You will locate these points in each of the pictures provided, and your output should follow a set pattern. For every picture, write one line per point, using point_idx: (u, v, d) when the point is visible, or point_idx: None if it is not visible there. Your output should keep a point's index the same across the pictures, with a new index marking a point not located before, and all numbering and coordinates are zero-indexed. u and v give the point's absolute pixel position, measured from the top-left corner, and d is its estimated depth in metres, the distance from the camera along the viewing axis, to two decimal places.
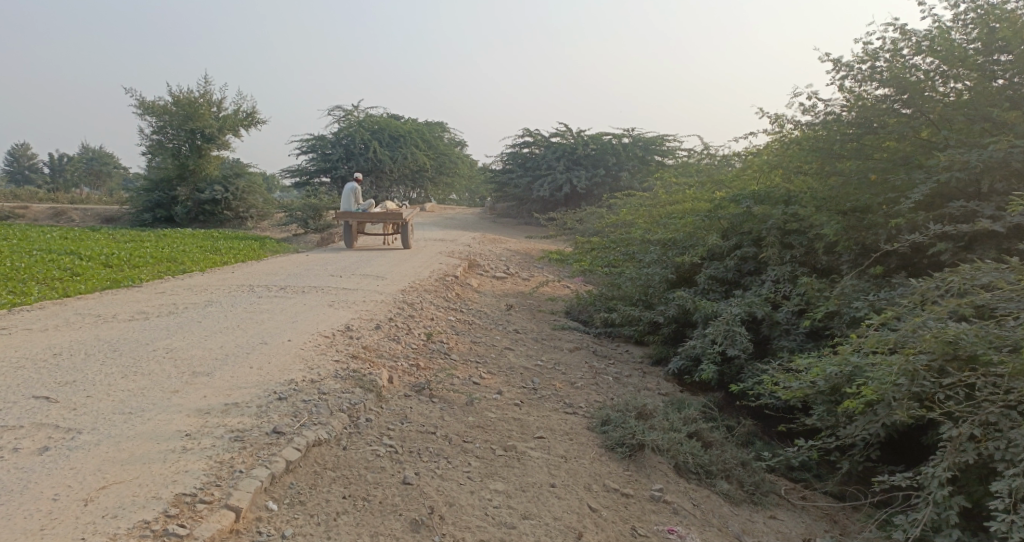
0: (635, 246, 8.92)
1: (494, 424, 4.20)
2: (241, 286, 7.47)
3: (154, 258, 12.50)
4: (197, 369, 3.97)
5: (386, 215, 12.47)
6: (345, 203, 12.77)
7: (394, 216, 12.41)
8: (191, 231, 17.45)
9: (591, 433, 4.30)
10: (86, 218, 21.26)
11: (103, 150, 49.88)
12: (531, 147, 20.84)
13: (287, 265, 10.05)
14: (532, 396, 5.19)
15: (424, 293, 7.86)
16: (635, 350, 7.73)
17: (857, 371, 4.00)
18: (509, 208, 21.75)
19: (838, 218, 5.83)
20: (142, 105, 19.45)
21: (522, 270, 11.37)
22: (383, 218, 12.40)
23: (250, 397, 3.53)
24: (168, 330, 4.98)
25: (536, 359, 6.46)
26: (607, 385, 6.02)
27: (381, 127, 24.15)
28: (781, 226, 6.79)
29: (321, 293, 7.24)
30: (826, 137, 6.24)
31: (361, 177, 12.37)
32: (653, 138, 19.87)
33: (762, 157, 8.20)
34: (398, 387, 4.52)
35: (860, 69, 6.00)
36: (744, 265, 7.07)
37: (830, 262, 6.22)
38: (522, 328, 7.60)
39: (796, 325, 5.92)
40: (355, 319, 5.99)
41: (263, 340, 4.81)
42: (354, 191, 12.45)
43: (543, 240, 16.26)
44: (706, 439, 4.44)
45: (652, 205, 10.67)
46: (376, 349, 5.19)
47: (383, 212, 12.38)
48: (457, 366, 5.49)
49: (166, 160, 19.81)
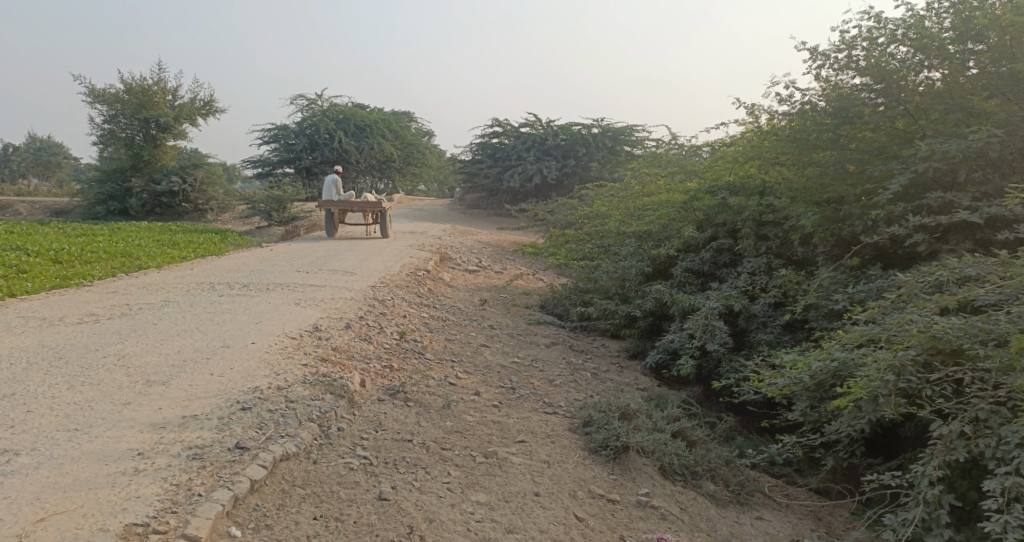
0: (610, 239, 8.78)
1: (472, 429, 4.01)
2: (201, 284, 7.14)
3: (109, 254, 11.99)
4: (153, 378, 3.69)
5: (366, 205, 12.64)
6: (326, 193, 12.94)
7: (373, 206, 12.51)
8: (148, 225, 16.84)
9: (573, 435, 4.14)
10: (36, 212, 20.40)
11: (56, 141, 48.11)
12: (500, 137, 20.58)
13: (250, 261, 9.69)
14: (510, 396, 5.01)
15: (394, 289, 7.61)
16: (612, 344, 7.60)
17: (842, 366, 3.87)
18: (478, 199, 21.48)
19: (816, 209, 5.75)
20: (93, 94, 18.69)
21: (494, 263, 11.16)
22: (362, 207, 12.58)
23: (211, 408, 3.28)
24: (121, 334, 4.68)
25: (512, 356, 6.28)
26: (585, 382, 5.87)
27: (346, 117, 23.65)
28: (757, 218, 6.70)
29: (286, 291, 6.95)
30: (802, 127, 6.14)
31: (342, 169, 12.48)
32: (623, 128, 19.76)
33: (736, 148, 8.10)
34: (371, 391, 4.30)
35: (836, 58, 5.90)
36: (720, 257, 6.96)
37: (808, 254, 6.14)
38: (497, 324, 7.41)
39: (773, 318, 5.82)
40: (322, 318, 5.73)
41: (225, 344, 4.54)
42: (337, 183, 12.58)
43: (514, 232, 16.05)
44: (690, 438, 4.31)
45: (626, 197, 10.53)
46: (346, 350, 4.94)
47: (363, 202, 12.48)
48: (431, 366, 5.28)
49: (121, 151, 19.08)
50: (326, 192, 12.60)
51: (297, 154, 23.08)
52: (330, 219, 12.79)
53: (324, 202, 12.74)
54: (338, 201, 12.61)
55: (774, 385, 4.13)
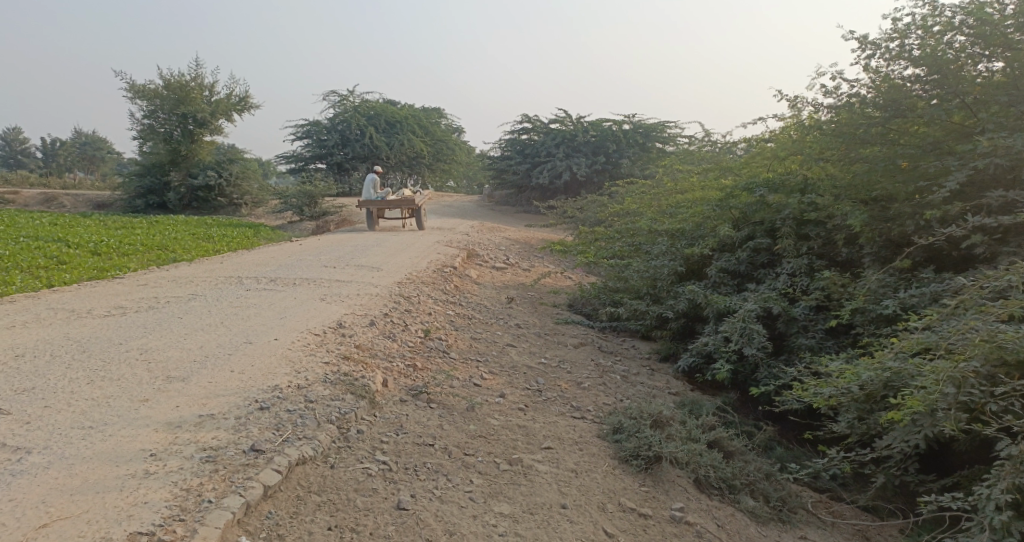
0: (641, 237, 8.57)
1: (498, 434, 3.87)
2: (228, 278, 7.11)
3: (145, 246, 12.13)
4: (172, 374, 3.61)
5: (403, 202, 13.09)
6: (366, 191, 13.44)
7: (410, 204, 12.93)
8: (184, 218, 17.07)
9: (602, 443, 3.98)
10: (77, 204, 20.85)
11: (96, 135, 49.16)
12: (530, 134, 20.41)
13: (279, 255, 9.67)
14: (537, 399, 4.86)
15: (421, 286, 7.51)
16: (643, 346, 7.41)
17: (896, 376, 3.67)
18: (507, 196, 21.38)
19: (863, 208, 5.57)
20: (133, 89, 18.99)
21: (522, 260, 11.02)
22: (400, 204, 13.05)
23: (228, 408, 3.18)
24: (145, 328, 4.63)
25: (539, 357, 6.12)
26: (614, 385, 5.70)
27: (377, 113, 23.70)
28: (797, 217, 6.44)
29: (312, 286, 6.88)
30: (849, 121, 5.88)
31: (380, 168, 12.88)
32: (654, 125, 19.42)
33: (774, 144, 7.82)
34: (393, 391, 4.18)
35: (887, 47, 5.62)
36: (757, 257, 6.72)
37: (852, 256, 5.88)
38: (524, 323, 7.27)
39: (815, 322, 5.60)
40: (347, 315, 5.63)
41: (247, 339, 4.45)
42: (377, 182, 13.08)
43: (542, 229, 15.89)
44: (726, 449, 4.12)
45: (658, 194, 10.30)
46: (370, 348, 4.84)
47: (400, 200, 12.90)
48: (456, 366, 5.16)
49: (158, 146, 19.37)
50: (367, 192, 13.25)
51: (329, 150, 23.25)
52: (371, 215, 13.39)
53: (366, 200, 13.44)
54: (379, 199, 13.07)
55: (819, 394, 3.93)
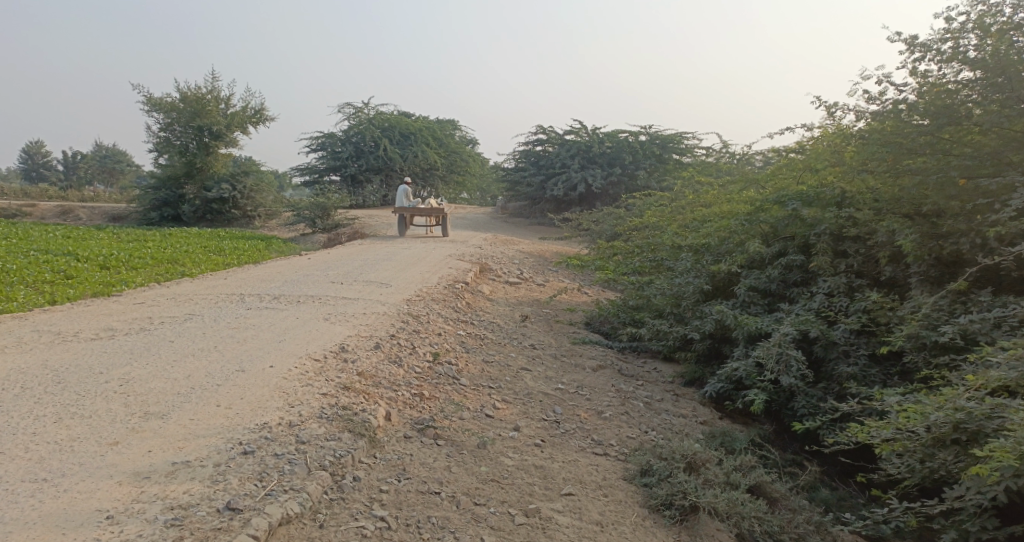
0: (663, 253, 8.15)
1: (513, 478, 3.49)
2: (230, 295, 6.77)
3: (154, 259, 11.87)
4: (150, 410, 3.24)
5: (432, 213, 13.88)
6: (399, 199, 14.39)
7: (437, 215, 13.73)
8: (197, 230, 16.86)
9: (629, 488, 3.64)
10: (93, 216, 20.79)
11: (113, 146, 49.39)
12: (545, 145, 20.04)
13: (285, 270, 9.33)
14: (555, 431, 4.47)
15: (432, 304, 7.13)
16: (665, 368, 6.98)
17: (968, 418, 3.31)
18: (521, 208, 21.06)
19: (911, 226, 5.22)
20: (149, 102, 18.89)
21: (536, 274, 10.62)
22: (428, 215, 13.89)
23: (206, 452, 2.80)
24: (130, 353, 4.27)
25: (556, 382, 5.72)
26: (638, 414, 5.30)
27: (391, 125, 23.50)
28: (834, 232, 6.03)
29: (317, 304, 6.53)
30: (896, 130, 5.50)
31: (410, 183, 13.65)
32: (671, 136, 18.99)
33: (806, 154, 7.39)
34: (397, 426, 3.80)
35: (938, 49, 5.21)
36: (790, 275, 6.28)
37: (896, 275, 5.45)
38: (540, 343, 6.87)
39: (856, 346, 5.19)
40: (350, 337, 5.26)
41: (239, 367, 4.08)
42: (408, 193, 13.98)
43: (557, 242, 15.51)
44: (770, 494, 3.80)
45: (678, 208, 9.89)
46: (373, 376, 4.45)
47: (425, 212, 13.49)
48: (466, 395, 4.77)
49: (174, 158, 19.23)
50: (400, 200, 14.56)
51: (343, 161, 23.06)
52: (402, 223, 14.30)
53: (398, 208, 14.36)
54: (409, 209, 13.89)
55: (878, 437, 3.54)
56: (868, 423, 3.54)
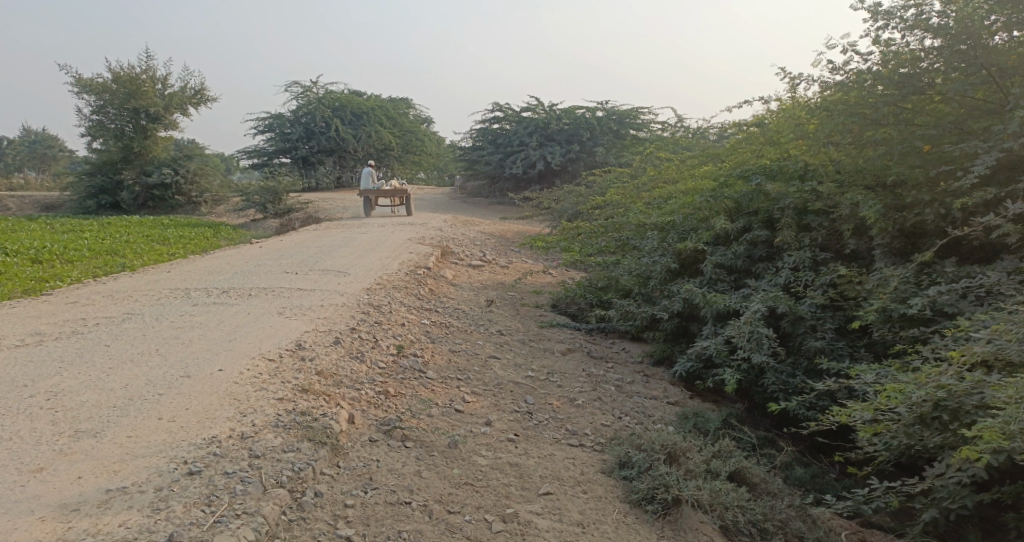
0: (628, 232, 7.99)
1: (486, 480, 3.29)
2: (174, 290, 6.36)
3: (93, 251, 11.23)
4: (82, 427, 2.93)
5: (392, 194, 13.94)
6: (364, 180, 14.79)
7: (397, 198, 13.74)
8: (139, 219, 16.08)
9: (608, 482, 3.46)
10: (26, 207, 19.68)
11: (48, 132, 46.95)
12: (501, 123, 19.66)
13: (235, 260, 8.89)
14: (528, 424, 4.27)
15: (393, 292, 6.84)
16: (634, 349, 6.85)
17: (949, 395, 3.12)
18: (479, 187, 20.72)
19: (876, 197, 5.13)
20: (80, 84, 17.87)
21: (499, 256, 10.39)
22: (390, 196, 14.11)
23: (145, 476, 2.54)
24: (60, 361, 3.90)
25: (525, 369, 5.51)
26: (610, 399, 5.14)
27: (342, 105, 22.80)
28: (799, 206, 5.93)
29: (270, 298, 6.17)
30: (859, 100, 5.36)
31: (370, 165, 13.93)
32: (627, 111, 18.84)
33: (769, 128, 7.27)
34: (361, 430, 3.55)
35: (902, 17, 5.09)
36: (755, 250, 6.18)
37: (861, 247, 5.38)
38: (506, 329, 6.66)
39: (824, 320, 5.09)
40: (307, 333, 4.95)
41: (184, 372, 3.75)
42: (370, 174, 14.32)
43: (518, 222, 15.25)
44: (749, 480, 3.63)
45: (641, 185, 9.73)
46: (333, 375, 4.18)
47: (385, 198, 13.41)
48: (433, 389, 4.54)
49: (110, 143, 18.29)
50: (364, 181, 14.88)
51: (293, 143, 22.31)
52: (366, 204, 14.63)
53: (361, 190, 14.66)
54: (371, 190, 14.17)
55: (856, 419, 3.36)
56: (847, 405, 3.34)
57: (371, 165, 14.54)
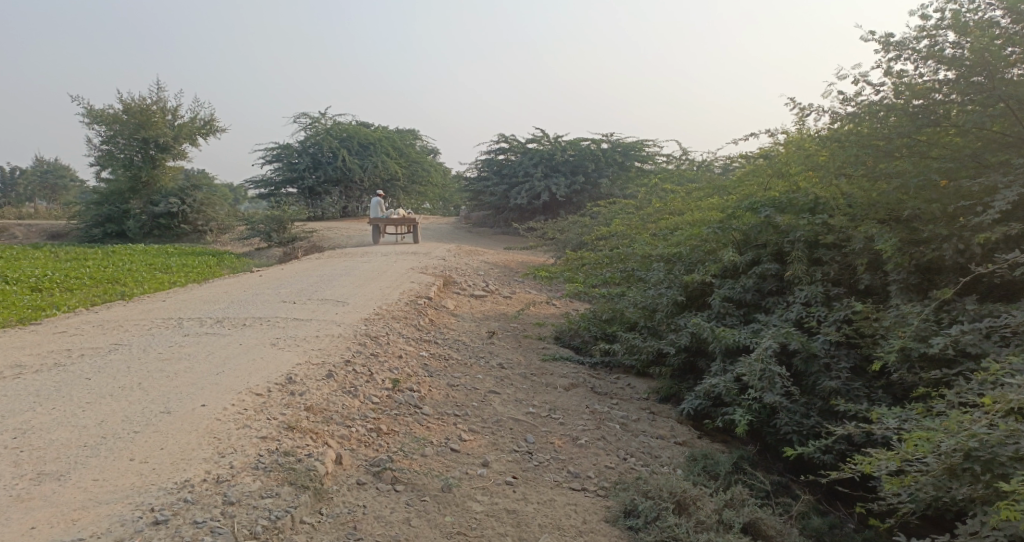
0: (634, 263, 7.79)
1: (481, 530, 3.06)
2: (166, 319, 6.18)
3: (94, 279, 11.12)
4: (45, 469, 2.77)
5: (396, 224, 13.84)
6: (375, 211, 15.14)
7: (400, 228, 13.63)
8: (144, 247, 16.02)
9: (613, 533, 3.23)
10: (32, 235, 19.68)
11: (58, 160, 47.35)
12: (506, 154, 19.63)
13: (233, 289, 8.73)
14: (527, 465, 4.04)
15: (391, 323, 6.64)
16: (640, 384, 6.62)
17: (980, 445, 2.87)
18: (484, 218, 20.66)
19: (891, 230, 4.94)
20: (89, 113, 17.98)
21: (502, 287, 10.19)
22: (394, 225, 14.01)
23: (105, 526, 2.40)
24: (35, 396, 3.71)
25: (527, 405, 5.29)
26: (615, 438, 4.91)
27: (349, 135, 22.87)
28: (810, 238, 5.74)
29: (264, 328, 5.99)
30: (872, 131, 5.20)
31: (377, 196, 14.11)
32: (633, 143, 18.79)
33: (777, 159, 7.11)
34: (349, 471, 3.33)
35: (915, 47, 4.95)
36: (764, 284, 5.97)
37: (875, 282, 5.17)
38: (508, 362, 6.44)
39: (839, 358, 4.86)
40: (299, 365, 4.75)
41: (164, 408, 3.56)
42: (379, 205, 14.66)
43: (523, 252, 15.11)
44: (764, 532, 3.38)
45: (647, 216, 9.56)
46: (323, 411, 3.98)
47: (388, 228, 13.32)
48: (428, 426, 4.32)
49: (118, 172, 18.33)
50: (375, 211, 15.20)
51: (300, 173, 22.34)
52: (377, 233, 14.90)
53: (371, 220, 14.93)
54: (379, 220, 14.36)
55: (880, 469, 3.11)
56: (872, 453, 3.09)
57: (380, 196, 14.91)
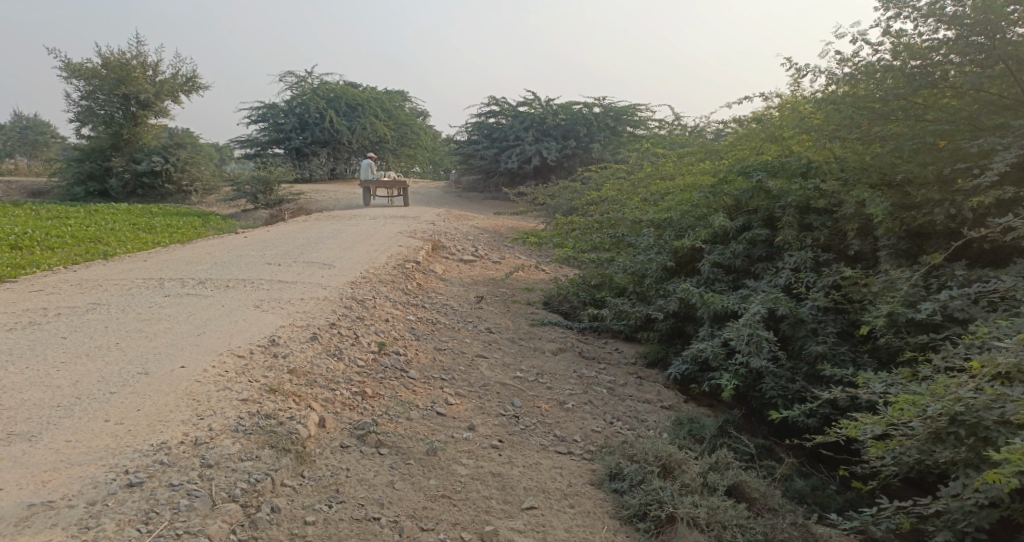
0: (624, 228, 7.71)
1: (465, 492, 3.03)
2: (147, 280, 6.07)
3: (76, 239, 10.92)
4: (16, 430, 2.72)
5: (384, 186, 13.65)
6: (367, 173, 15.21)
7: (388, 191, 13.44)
8: (127, 206, 15.74)
9: (597, 495, 3.21)
10: (12, 192, 19.28)
11: (38, 117, 46.24)
12: (497, 117, 19.34)
13: (218, 250, 8.59)
14: (513, 429, 4.01)
15: (378, 286, 6.56)
16: (627, 350, 6.59)
17: (967, 409, 2.83)
18: (474, 182, 20.45)
19: (884, 195, 4.87)
20: (69, 68, 17.50)
21: (491, 252, 10.10)
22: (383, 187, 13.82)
23: (77, 488, 2.36)
24: (8, 356, 3.62)
25: (514, 369, 5.24)
26: (602, 402, 4.88)
27: (337, 96, 22.45)
28: (801, 204, 5.66)
29: (248, 290, 5.88)
30: (869, 93, 5.09)
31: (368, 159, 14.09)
32: (625, 108, 18.55)
33: (770, 124, 7.00)
34: (332, 434, 3.28)
35: (916, 6, 4.82)
36: (754, 250, 5.92)
37: (866, 249, 5.13)
38: (495, 326, 6.39)
39: (827, 324, 4.83)
40: (282, 328, 4.67)
41: (142, 370, 3.49)
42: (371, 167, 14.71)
43: (513, 217, 14.99)
44: (749, 496, 3.37)
45: (638, 182, 9.45)
46: (306, 373, 3.91)
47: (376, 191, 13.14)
48: (414, 390, 4.26)
49: (99, 129, 17.93)
50: (367, 173, 15.24)
51: (286, 134, 21.96)
52: (368, 194, 14.93)
53: (362, 181, 14.95)
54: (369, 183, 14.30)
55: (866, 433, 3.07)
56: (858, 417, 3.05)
57: (371, 158, 14.97)
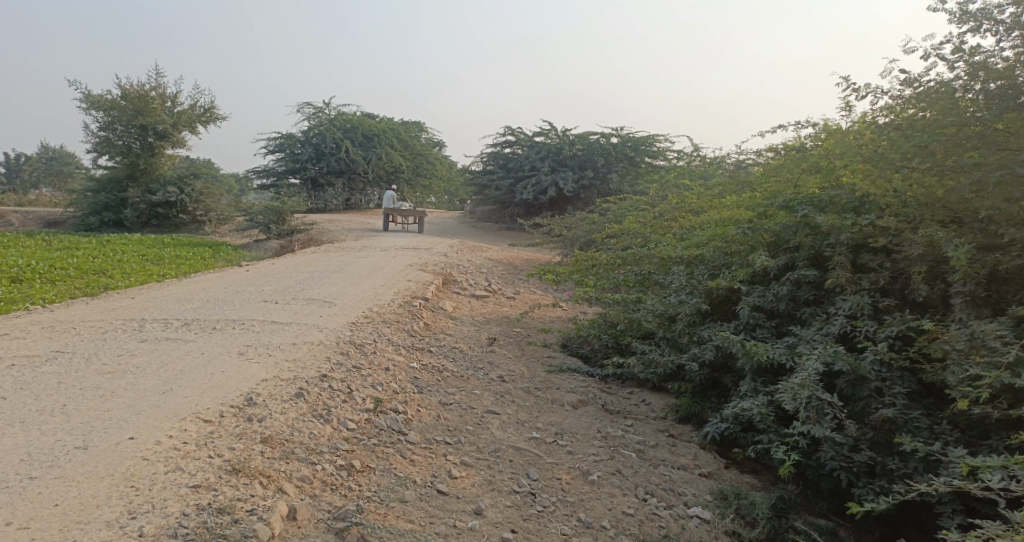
0: (650, 265, 7.05)
1: None
2: (127, 321, 5.51)
3: (78, 271, 10.44)
4: None
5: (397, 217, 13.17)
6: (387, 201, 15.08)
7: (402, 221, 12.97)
8: (139, 237, 15.36)
9: None
10: (28, 223, 19.01)
11: (61, 148, 46.82)
12: (512, 147, 18.88)
13: (214, 285, 8.05)
14: (528, 511, 3.35)
15: (381, 328, 5.95)
16: (655, 401, 5.90)
17: None
18: (490, 213, 20.05)
19: (960, 236, 4.18)
20: (88, 99, 17.32)
21: (505, 287, 9.49)
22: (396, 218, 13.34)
23: None
24: None
25: (529, 429, 4.57)
26: (631, 470, 4.19)
27: (353, 126, 22.18)
28: (852, 242, 4.98)
29: (236, 333, 5.30)
30: (940, 116, 4.43)
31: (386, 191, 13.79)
32: (644, 138, 17.99)
33: (811, 153, 6.36)
34: (306, 530, 2.67)
35: (997, 19, 4.23)
36: (799, 292, 5.19)
37: (934, 294, 4.43)
38: (509, 374, 5.74)
39: (894, 383, 4.09)
40: (264, 382, 4.06)
41: (81, 443, 2.91)
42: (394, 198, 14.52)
43: (529, 249, 14.42)
44: None
45: (663, 215, 8.81)
46: (284, 443, 3.29)
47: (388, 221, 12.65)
48: (412, 460, 3.62)
49: (116, 160, 17.65)
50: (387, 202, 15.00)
51: (302, 164, 21.68)
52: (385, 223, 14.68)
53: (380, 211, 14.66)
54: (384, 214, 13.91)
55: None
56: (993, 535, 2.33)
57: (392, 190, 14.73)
